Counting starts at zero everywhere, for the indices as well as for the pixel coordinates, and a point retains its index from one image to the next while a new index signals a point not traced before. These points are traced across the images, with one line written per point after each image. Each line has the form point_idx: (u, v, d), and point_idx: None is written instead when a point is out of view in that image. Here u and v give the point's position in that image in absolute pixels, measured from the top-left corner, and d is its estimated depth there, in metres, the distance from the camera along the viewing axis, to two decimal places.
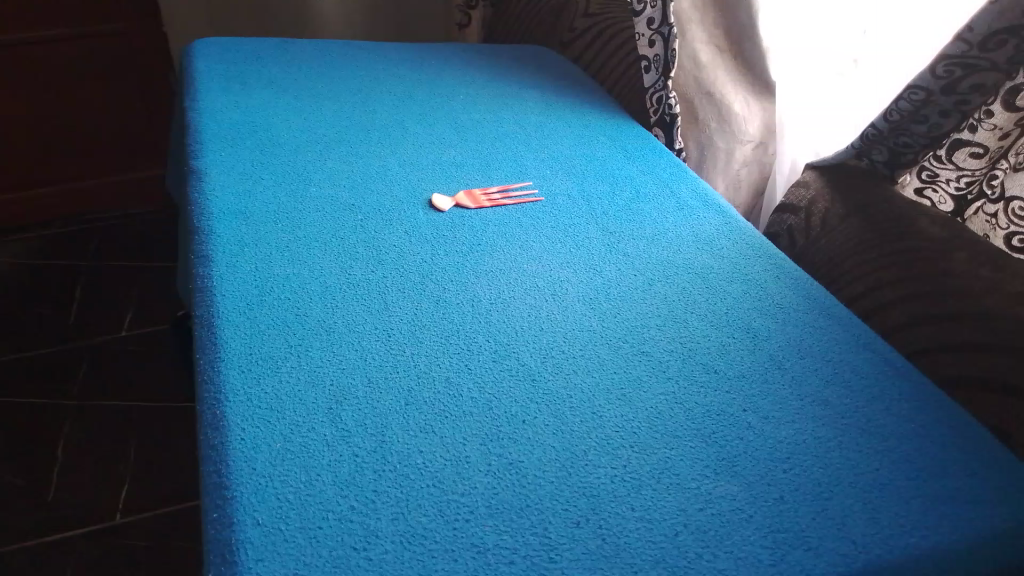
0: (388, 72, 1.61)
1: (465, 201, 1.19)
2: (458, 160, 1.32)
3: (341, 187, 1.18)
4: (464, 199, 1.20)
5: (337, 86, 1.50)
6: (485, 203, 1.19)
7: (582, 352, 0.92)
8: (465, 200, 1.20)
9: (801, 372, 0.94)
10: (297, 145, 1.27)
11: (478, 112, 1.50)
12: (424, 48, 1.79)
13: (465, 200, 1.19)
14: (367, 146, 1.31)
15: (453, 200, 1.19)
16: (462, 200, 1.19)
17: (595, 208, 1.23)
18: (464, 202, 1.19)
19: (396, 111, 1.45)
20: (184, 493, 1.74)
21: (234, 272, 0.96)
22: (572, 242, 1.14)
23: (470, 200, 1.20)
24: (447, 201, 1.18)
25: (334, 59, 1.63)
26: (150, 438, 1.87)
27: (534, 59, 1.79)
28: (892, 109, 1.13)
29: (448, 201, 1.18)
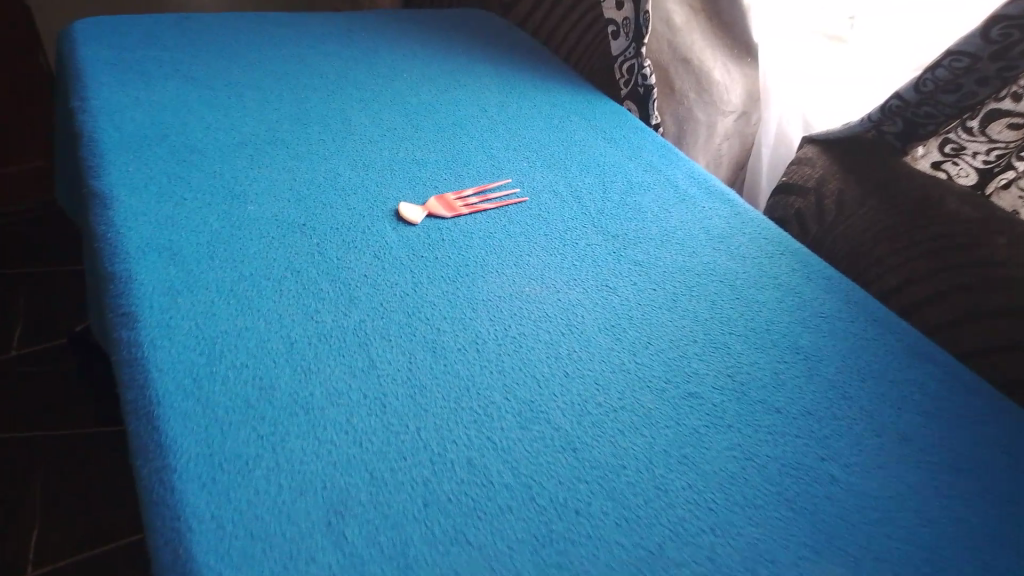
0: (315, 50, 1.38)
1: (438, 210, 0.99)
2: (419, 156, 1.11)
3: (285, 202, 0.96)
4: (435, 208, 1.00)
5: (258, 72, 1.27)
6: (463, 213, 1.00)
7: (622, 403, 0.75)
8: (437, 209, 1.00)
9: (868, 401, 0.81)
10: (223, 150, 1.04)
11: (427, 94, 1.29)
12: (348, 18, 1.56)
13: (436, 210, 1.00)
14: (308, 146, 1.09)
15: (423, 210, 0.99)
16: (433, 209, 1.00)
17: (586, 208, 1.05)
18: (436, 211, 0.99)
19: (333, 98, 1.23)
20: (112, 528, 1.43)
21: (171, 336, 0.74)
22: (573, 255, 0.96)
23: (443, 209, 1.00)
24: (415, 211, 0.98)
25: (246, 37, 1.38)
26: (60, 466, 1.53)
27: (474, 28, 1.58)
28: (924, 79, 0.98)
29: (417, 212, 0.98)
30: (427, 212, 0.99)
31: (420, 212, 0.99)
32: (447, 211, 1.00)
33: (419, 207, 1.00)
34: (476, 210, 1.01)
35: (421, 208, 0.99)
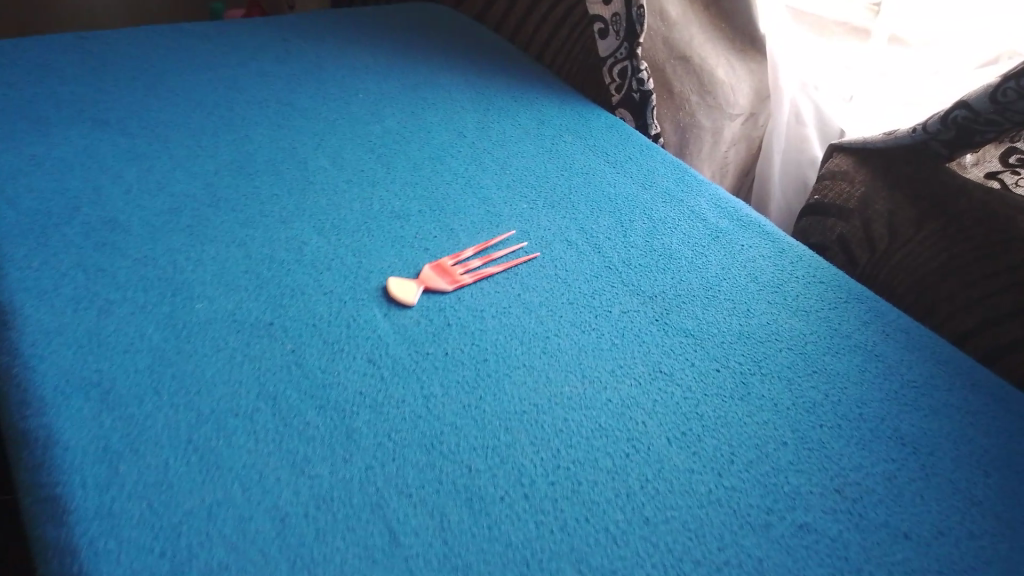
0: (247, 70, 1.15)
1: (437, 285, 0.80)
2: (397, 207, 0.91)
3: (242, 293, 0.75)
4: (432, 281, 0.80)
5: (183, 106, 1.04)
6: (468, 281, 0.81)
7: (725, 556, 0.58)
8: (434, 282, 0.80)
9: (1003, 504, 0.66)
10: (152, 224, 0.82)
11: (390, 119, 1.08)
12: (281, 24, 1.33)
13: (434, 283, 0.80)
14: (259, 205, 0.87)
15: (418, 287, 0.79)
16: (430, 283, 0.80)
17: (610, 261, 0.88)
18: (435, 286, 0.80)
19: (281, 134, 1.01)
20: None
21: (117, 533, 0.54)
22: (610, 330, 0.78)
23: (442, 282, 0.80)
24: (408, 289, 0.78)
25: (162, 59, 1.15)
26: None
27: (429, 29, 1.37)
28: (1004, 86, 0.82)
29: (411, 289, 0.78)
30: (423, 290, 0.79)
31: (415, 289, 0.79)
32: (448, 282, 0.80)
33: (411, 282, 0.80)
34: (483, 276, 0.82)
35: (415, 284, 0.79)
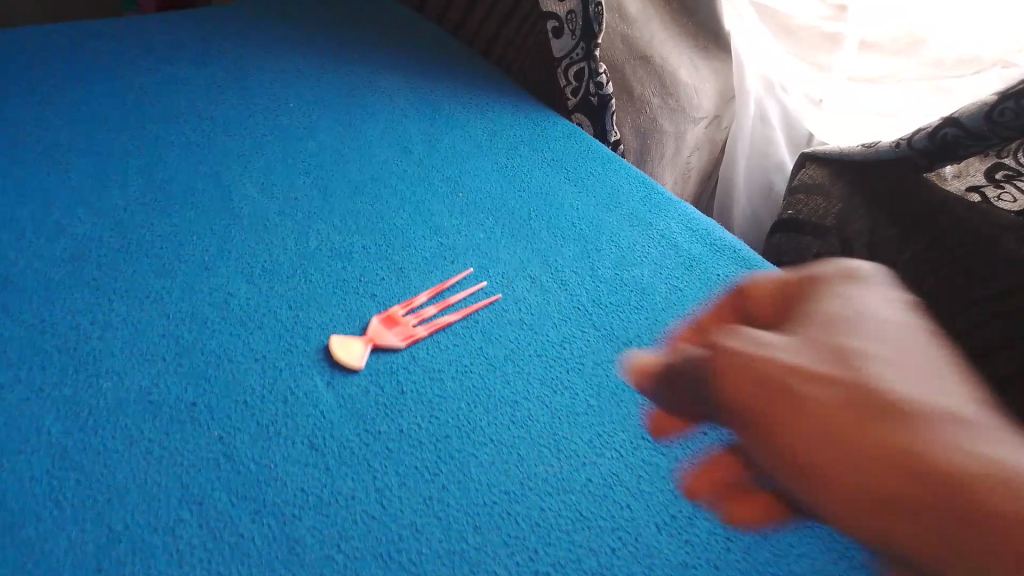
0: (162, 77, 1.02)
1: (385, 341, 0.70)
2: (337, 243, 0.81)
3: (160, 364, 0.65)
4: (379, 337, 0.70)
5: (86, 124, 0.91)
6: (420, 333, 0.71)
7: None
8: (383, 338, 0.70)
9: None
10: (51, 278, 0.71)
11: (326, 132, 0.97)
12: (199, 19, 1.19)
13: (382, 340, 0.70)
14: (177, 248, 0.76)
15: (365, 344, 0.69)
16: (379, 339, 0.70)
17: (578, 300, 0.79)
18: (384, 342, 0.70)
19: (201, 155, 0.89)
20: None
21: None
22: (583, 387, 0.69)
23: (391, 339, 0.70)
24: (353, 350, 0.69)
25: (62, 66, 1.01)
26: None
27: (366, 24, 1.25)
28: (1005, 106, 0.74)
29: (356, 349, 0.69)
30: (370, 348, 0.69)
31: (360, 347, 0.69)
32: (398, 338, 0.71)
33: (356, 339, 0.70)
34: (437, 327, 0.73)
35: (361, 341, 0.70)
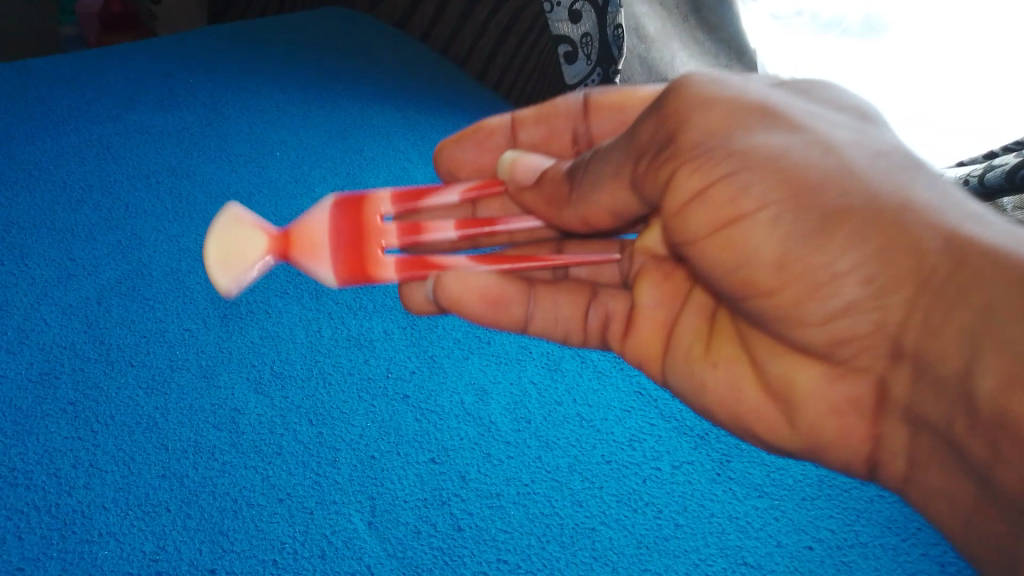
0: (126, 127, 0.89)
1: (387, 238, 0.49)
2: (354, 328, 0.68)
3: (165, 518, 0.53)
4: (378, 239, 0.49)
5: (42, 193, 0.78)
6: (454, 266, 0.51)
7: None
8: (380, 223, 0.50)
9: None
10: (19, 408, 0.59)
11: (321, 186, 0.84)
12: (162, 47, 1.06)
13: (377, 203, 0.50)
14: (167, 351, 0.64)
15: (334, 207, 0.49)
16: (362, 213, 0.49)
17: (639, 382, 0.68)
18: (353, 257, 0.48)
19: (179, 225, 0.76)
20: None
21: None
22: (666, 502, 0.59)
23: (392, 202, 0.51)
24: (295, 238, 0.47)
25: (7, 118, 0.88)
26: None
27: (348, 43, 1.12)
28: None
29: (299, 231, 0.47)
30: (334, 264, 0.48)
31: (330, 214, 0.48)
32: (412, 227, 0.51)
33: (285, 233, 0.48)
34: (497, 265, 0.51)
35: (331, 246, 0.48)
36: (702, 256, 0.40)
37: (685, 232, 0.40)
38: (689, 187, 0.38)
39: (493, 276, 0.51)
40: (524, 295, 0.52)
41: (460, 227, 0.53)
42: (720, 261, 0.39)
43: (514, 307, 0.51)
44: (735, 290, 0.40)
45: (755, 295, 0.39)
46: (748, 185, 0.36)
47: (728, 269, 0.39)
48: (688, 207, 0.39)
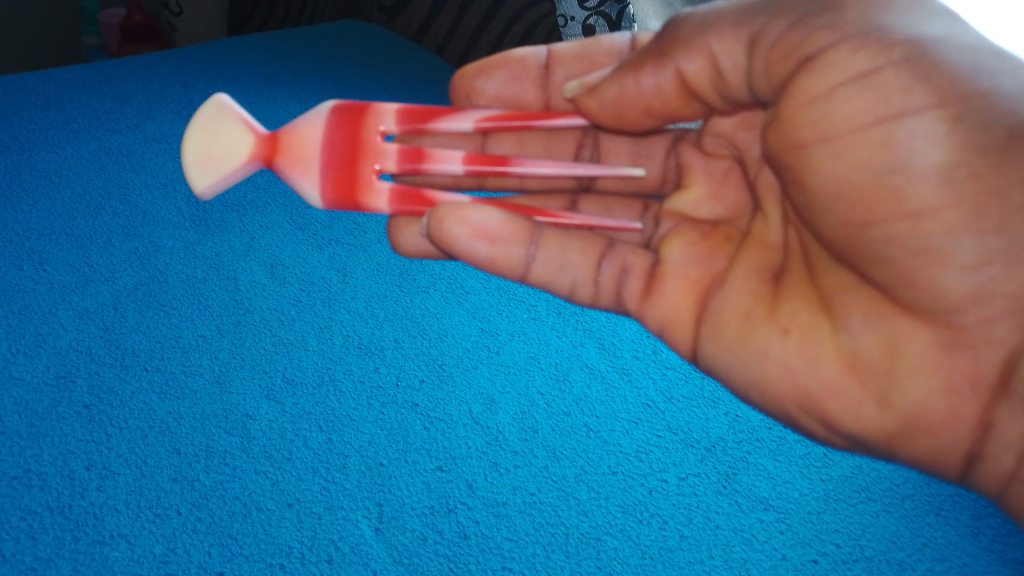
0: (145, 137, 0.90)
1: (382, 160, 0.52)
2: (364, 336, 0.69)
3: (175, 521, 0.54)
4: (371, 160, 0.52)
5: (62, 200, 0.80)
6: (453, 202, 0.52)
7: None
8: (378, 142, 0.53)
9: None
10: (35, 411, 0.60)
11: None
12: (182, 58, 1.07)
13: (377, 120, 0.53)
14: (181, 357, 0.65)
15: (327, 117, 0.52)
16: (355, 127, 0.52)
17: (646, 394, 0.68)
18: (340, 177, 0.52)
19: (196, 234, 0.77)
20: None
21: None
22: (672, 514, 0.60)
23: (398, 119, 0.53)
24: (280, 145, 0.51)
25: (30, 126, 0.89)
26: None
27: (364, 55, 1.14)
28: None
29: (283, 137, 0.51)
30: (319, 180, 0.51)
31: (322, 130, 0.52)
32: (414, 152, 0.53)
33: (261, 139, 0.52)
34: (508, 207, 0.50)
35: (318, 161, 0.52)
36: (833, 149, 0.43)
37: (823, 127, 0.43)
38: (844, 73, 0.42)
39: (503, 215, 0.49)
40: (528, 235, 0.50)
41: (467, 161, 0.54)
42: (853, 150, 0.43)
43: (516, 250, 0.50)
44: (861, 182, 0.43)
45: (877, 208, 0.43)
46: (909, 84, 0.41)
47: (859, 154, 0.42)
48: (837, 91, 0.42)
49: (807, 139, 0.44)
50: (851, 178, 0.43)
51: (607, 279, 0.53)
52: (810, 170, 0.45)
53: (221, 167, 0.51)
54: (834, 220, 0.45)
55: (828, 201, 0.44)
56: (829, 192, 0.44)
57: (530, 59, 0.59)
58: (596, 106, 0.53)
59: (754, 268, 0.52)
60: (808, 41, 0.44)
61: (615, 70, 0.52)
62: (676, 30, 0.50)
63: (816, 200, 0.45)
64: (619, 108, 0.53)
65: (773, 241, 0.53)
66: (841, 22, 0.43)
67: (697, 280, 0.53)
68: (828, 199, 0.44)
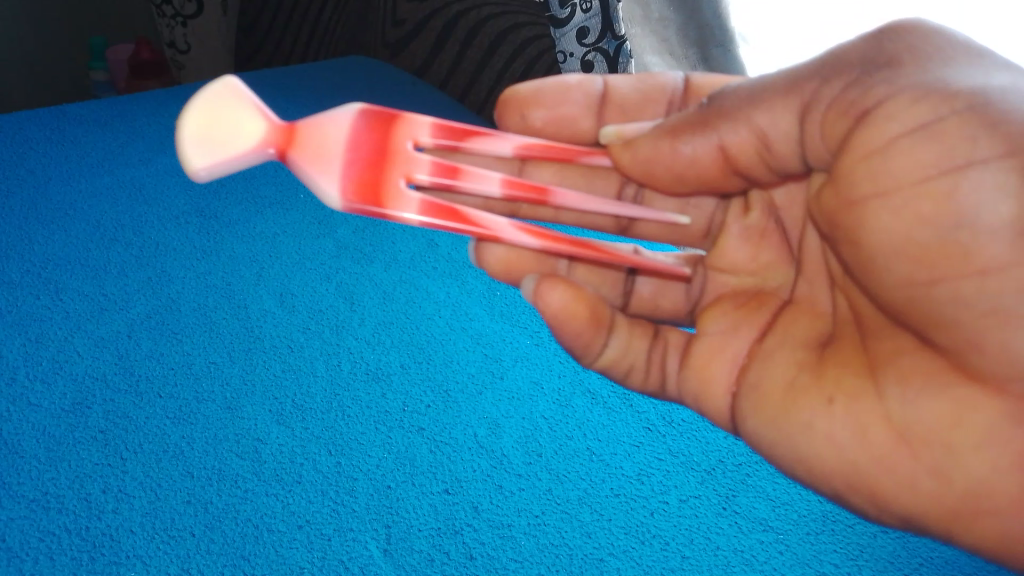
0: (157, 169, 0.93)
1: (414, 169, 0.52)
2: (372, 362, 0.71)
3: (189, 542, 0.56)
4: (400, 168, 0.51)
5: (77, 231, 0.82)
6: (495, 225, 0.51)
7: None
8: (408, 149, 0.52)
9: None
10: (52, 436, 0.62)
11: (343, 226, 0.87)
12: (191, 93, 1.10)
13: (410, 131, 0.53)
14: (193, 383, 0.67)
15: (355, 117, 0.52)
16: (383, 131, 0.52)
17: (647, 418, 0.70)
18: (364, 179, 0.50)
19: (206, 265, 0.79)
20: None
21: None
22: (673, 535, 0.61)
23: (433, 130, 0.54)
24: (299, 137, 0.50)
25: (45, 160, 0.92)
26: None
27: (369, 90, 1.17)
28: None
29: (302, 129, 0.50)
30: (341, 179, 0.49)
31: (348, 131, 0.51)
32: (448, 167, 0.53)
33: (269, 129, 0.50)
34: (551, 237, 0.51)
35: (342, 160, 0.50)
36: (890, 203, 0.43)
37: (881, 180, 0.43)
38: (904, 124, 0.43)
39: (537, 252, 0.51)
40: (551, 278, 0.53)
41: (504, 184, 0.54)
42: (914, 204, 0.42)
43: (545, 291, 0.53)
44: (921, 237, 0.42)
45: (942, 265, 0.42)
46: (975, 134, 0.41)
47: (920, 207, 0.42)
48: (898, 141, 0.43)
49: (862, 194, 0.45)
50: (913, 234, 0.43)
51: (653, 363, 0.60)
52: (862, 227, 0.45)
53: (219, 152, 0.48)
54: (889, 277, 0.45)
55: (885, 258, 0.45)
56: (886, 248, 0.44)
57: (587, 87, 0.62)
58: (630, 160, 0.57)
59: (799, 340, 0.55)
60: (867, 96, 0.45)
61: (654, 130, 0.56)
62: (724, 111, 0.52)
63: (872, 256, 0.45)
64: (649, 166, 0.57)
65: (822, 310, 0.56)
66: (896, 79, 0.45)
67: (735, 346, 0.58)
68: (885, 259, 0.44)
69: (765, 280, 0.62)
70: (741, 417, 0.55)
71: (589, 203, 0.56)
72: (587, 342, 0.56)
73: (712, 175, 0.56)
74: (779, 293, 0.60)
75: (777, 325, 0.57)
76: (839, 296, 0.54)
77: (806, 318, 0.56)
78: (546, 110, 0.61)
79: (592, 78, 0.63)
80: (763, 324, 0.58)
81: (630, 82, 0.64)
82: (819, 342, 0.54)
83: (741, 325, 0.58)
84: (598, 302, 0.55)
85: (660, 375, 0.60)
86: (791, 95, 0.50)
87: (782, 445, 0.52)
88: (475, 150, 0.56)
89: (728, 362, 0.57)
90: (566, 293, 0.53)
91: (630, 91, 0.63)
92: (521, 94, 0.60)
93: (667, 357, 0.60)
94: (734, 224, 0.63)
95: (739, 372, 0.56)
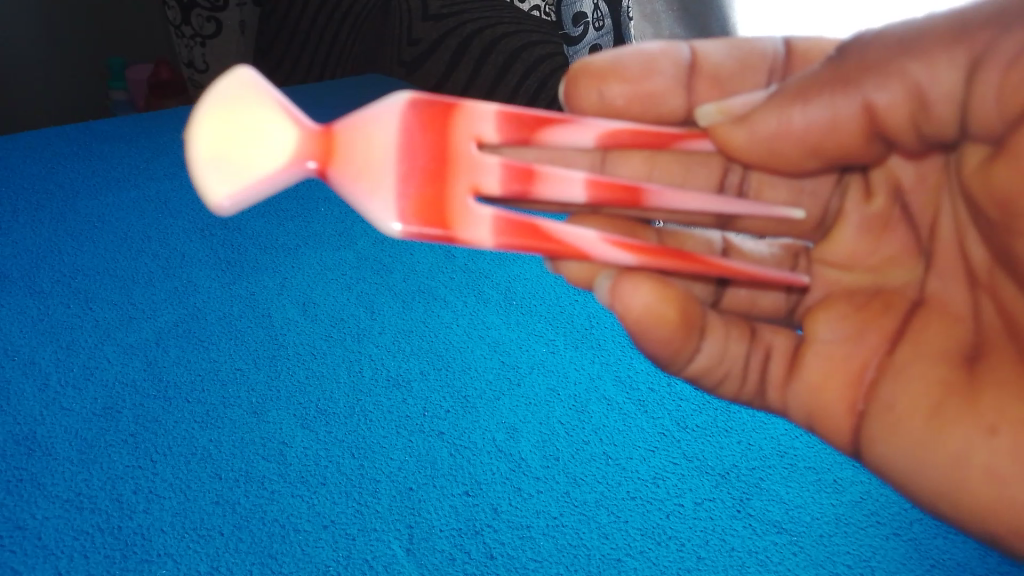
0: (182, 182, 0.95)
1: (481, 176, 0.47)
2: (393, 369, 0.72)
3: (218, 541, 0.57)
4: (465, 177, 0.46)
5: (104, 243, 0.84)
6: (579, 238, 0.49)
7: None
8: (472, 152, 0.47)
9: None
10: (84, 438, 0.64)
11: (364, 238, 0.89)
12: None
13: (471, 124, 0.47)
14: (219, 389, 0.69)
15: (405, 110, 0.45)
16: (439, 129, 0.46)
17: (663, 424, 0.71)
18: (425, 194, 0.45)
19: (227, 276, 0.81)
20: None
21: None
22: (688, 537, 0.62)
23: (496, 122, 0.49)
24: (336, 146, 0.44)
25: (72, 175, 0.94)
26: None
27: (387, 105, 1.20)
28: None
29: (340, 135, 0.44)
30: (395, 197, 0.44)
31: (399, 130, 0.45)
32: (522, 171, 0.48)
33: (300, 138, 0.44)
34: (647, 252, 0.50)
35: (393, 174, 0.44)
36: None
37: None
38: None
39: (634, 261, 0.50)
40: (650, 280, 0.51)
41: (589, 186, 0.50)
42: None
43: (643, 296, 0.50)
44: None
45: None
46: None
47: None
48: None
49: None
50: None
51: (753, 369, 0.61)
52: None
53: (245, 175, 0.42)
54: None
55: None
56: None
57: (674, 53, 0.58)
58: (745, 139, 0.55)
59: (936, 351, 0.55)
60: None
61: (776, 96, 0.53)
62: (862, 80, 0.51)
63: None
64: (774, 141, 0.54)
65: (958, 311, 0.57)
66: None
67: (850, 359, 0.59)
68: None
69: (886, 277, 0.62)
70: (871, 430, 0.56)
71: (687, 199, 0.54)
72: (677, 348, 0.54)
73: (852, 142, 0.54)
74: (906, 293, 0.60)
75: (911, 333, 0.57)
76: (983, 298, 0.56)
77: (940, 323, 0.57)
78: (627, 84, 0.56)
79: (677, 44, 0.59)
80: (894, 331, 0.58)
81: (721, 49, 0.61)
82: (963, 354, 0.54)
83: (864, 333, 0.59)
84: (690, 305, 0.53)
85: (758, 380, 0.61)
86: (958, 45, 0.48)
87: (923, 470, 0.53)
88: (552, 141, 0.52)
89: (855, 378, 0.58)
90: (650, 292, 0.50)
91: (721, 58, 0.60)
92: (596, 67, 0.56)
93: (768, 362, 0.61)
94: (854, 211, 0.64)
95: (869, 389, 0.57)
